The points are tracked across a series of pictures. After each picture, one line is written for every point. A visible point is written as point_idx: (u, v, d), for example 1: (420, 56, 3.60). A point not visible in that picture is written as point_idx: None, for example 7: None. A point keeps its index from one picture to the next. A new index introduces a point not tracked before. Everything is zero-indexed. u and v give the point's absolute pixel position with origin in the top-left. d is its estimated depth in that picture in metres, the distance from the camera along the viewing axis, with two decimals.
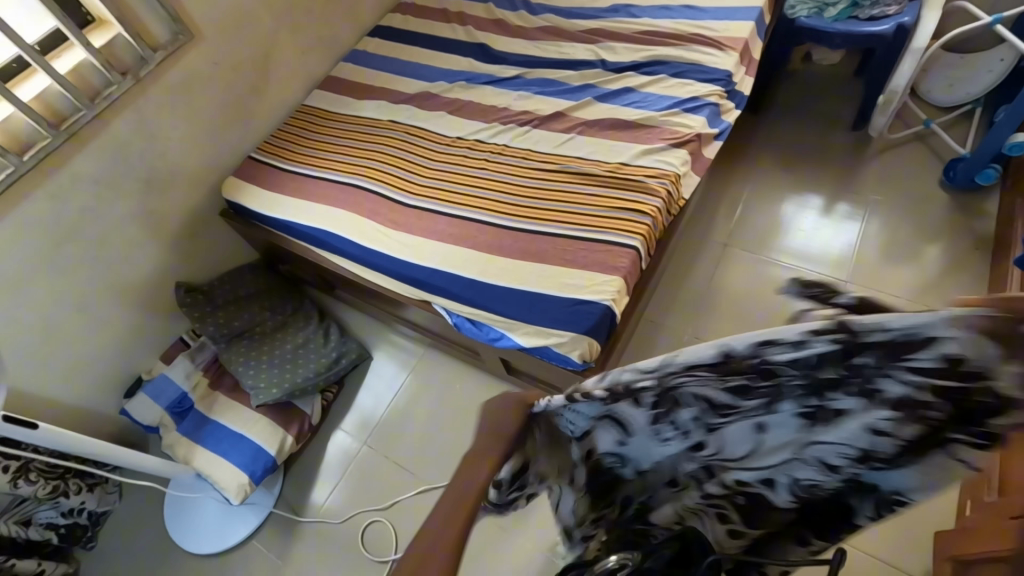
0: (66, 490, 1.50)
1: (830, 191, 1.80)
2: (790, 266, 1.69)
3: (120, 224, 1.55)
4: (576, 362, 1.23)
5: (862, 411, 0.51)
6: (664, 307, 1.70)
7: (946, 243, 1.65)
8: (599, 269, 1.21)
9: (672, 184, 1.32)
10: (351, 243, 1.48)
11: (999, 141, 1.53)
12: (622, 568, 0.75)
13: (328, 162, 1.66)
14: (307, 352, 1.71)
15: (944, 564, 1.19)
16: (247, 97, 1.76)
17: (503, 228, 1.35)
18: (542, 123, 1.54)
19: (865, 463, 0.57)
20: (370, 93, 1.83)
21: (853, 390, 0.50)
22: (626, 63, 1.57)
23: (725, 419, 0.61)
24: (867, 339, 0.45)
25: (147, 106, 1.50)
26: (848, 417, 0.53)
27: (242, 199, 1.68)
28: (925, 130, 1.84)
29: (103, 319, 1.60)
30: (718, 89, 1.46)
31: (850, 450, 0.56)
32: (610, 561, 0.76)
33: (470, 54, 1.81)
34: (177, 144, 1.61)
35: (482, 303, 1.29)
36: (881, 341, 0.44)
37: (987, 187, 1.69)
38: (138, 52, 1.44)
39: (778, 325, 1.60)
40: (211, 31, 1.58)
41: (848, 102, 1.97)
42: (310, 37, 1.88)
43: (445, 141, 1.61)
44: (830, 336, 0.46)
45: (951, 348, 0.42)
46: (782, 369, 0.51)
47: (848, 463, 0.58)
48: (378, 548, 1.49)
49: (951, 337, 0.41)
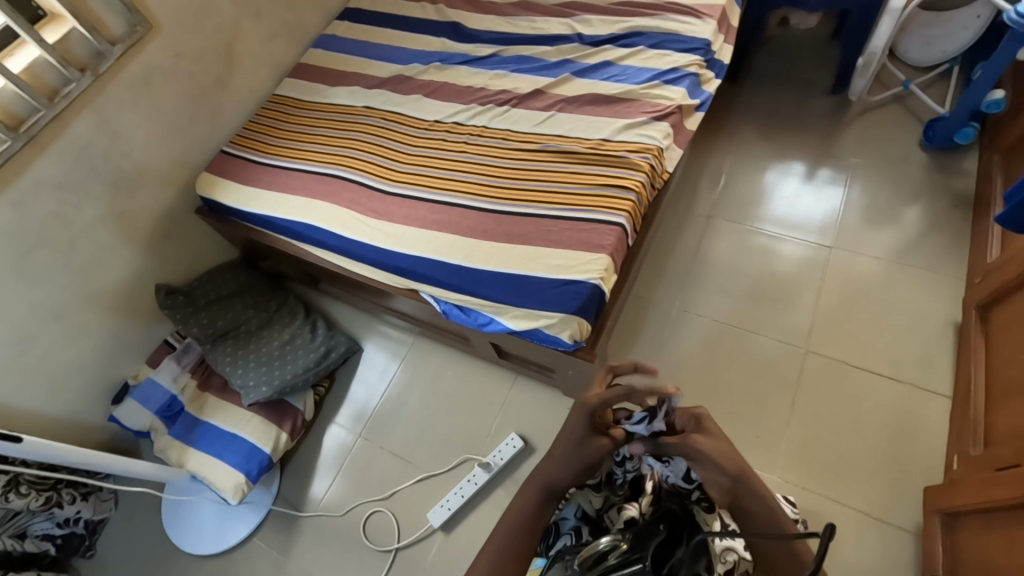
0: (60, 501, 1.46)
1: (813, 157, 1.80)
2: (774, 234, 1.69)
3: (91, 228, 1.51)
4: (567, 343, 1.23)
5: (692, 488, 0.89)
6: (659, 284, 1.69)
7: (926, 204, 1.66)
8: (585, 248, 1.20)
9: (655, 158, 1.30)
10: (332, 235, 1.45)
11: (977, 98, 1.54)
12: (616, 549, 0.76)
13: (304, 153, 1.62)
14: (295, 347, 1.69)
15: (934, 518, 1.21)
16: (215, 90, 1.70)
17: (485, 212, 1.33)
18: (520, 102, 1.51)
19: (702, 504, 0.90)
20: (342, 79, 1.78)
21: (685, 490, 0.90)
22: (602, 36, 1.54)
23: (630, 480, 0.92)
24: (690, 475, 0.87)
25: (108, 104, 1.45)
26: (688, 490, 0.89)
27: (217, 195, 1.64)
28: (904, 91, 1.84)
29: (83, 325, 1.56)
30: (697, 59, 1.43)
31: (695, 498, 0.91)
32: (602, 542, 0.77)
33: (442, 34, 1.76)
34: (144, 142, 1.56)
35: (468, 288, 1.28)
36: (680, 467, 0.86)
37: (965, 145, 1.70)
38: (95, 46, 1.39)
39: (764, 293, 1.61)
40: (170, 22, 1.52)
41: (827, 66, 1.95)
42: (275, 24, 1.81)
43: (422, 125, 1.57)
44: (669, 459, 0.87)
45: (683, 472, 0.87)
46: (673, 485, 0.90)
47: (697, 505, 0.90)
48: (380, 538, 1.50)
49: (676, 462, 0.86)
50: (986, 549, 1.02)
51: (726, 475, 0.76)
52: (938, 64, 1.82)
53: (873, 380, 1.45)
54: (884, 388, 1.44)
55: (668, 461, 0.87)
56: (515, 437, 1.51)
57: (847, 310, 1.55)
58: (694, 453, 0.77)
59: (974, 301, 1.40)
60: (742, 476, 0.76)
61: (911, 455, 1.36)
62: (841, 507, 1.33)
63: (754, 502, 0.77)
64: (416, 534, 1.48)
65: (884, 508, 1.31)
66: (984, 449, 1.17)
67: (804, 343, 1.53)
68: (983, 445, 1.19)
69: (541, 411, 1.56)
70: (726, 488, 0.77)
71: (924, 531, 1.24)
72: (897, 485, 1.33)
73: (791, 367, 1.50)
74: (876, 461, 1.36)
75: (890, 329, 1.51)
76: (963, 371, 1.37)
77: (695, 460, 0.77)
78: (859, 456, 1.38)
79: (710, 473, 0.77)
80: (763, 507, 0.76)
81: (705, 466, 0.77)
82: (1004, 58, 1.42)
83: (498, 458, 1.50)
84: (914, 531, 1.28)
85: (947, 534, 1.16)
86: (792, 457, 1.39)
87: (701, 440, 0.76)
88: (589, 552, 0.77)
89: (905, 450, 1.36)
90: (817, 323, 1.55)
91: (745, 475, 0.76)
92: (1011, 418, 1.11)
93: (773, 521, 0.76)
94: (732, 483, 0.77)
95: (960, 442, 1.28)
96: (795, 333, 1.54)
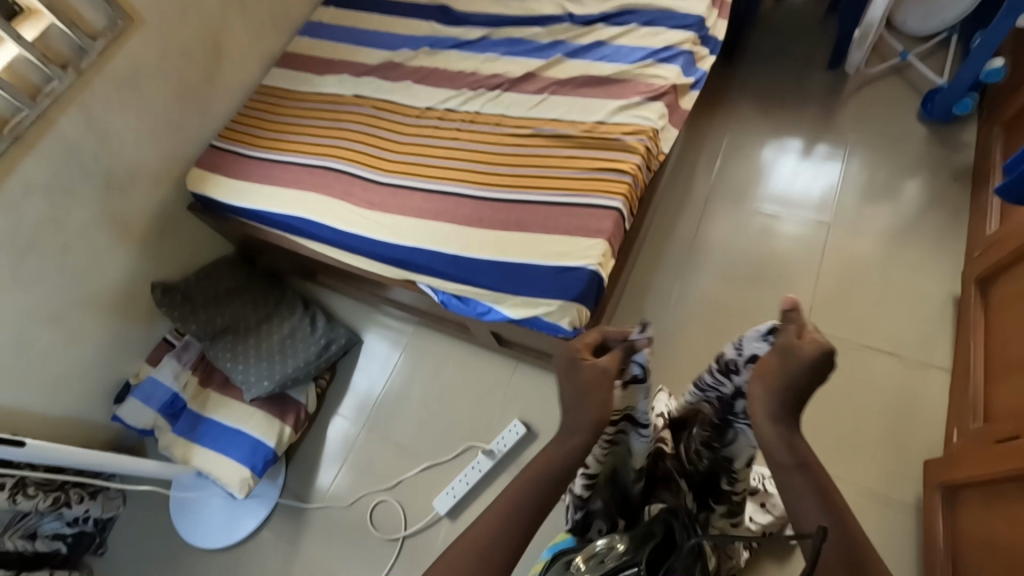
0: (68, 500, 1.47)
1: (810, 133, 1.77)
2: (772, 213, 1.68)
3: (84, 227, 1.49)
4: (567, 329, 1.22)
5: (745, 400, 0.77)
6: (658, 269, 1.68)
7: (925, 176, 1.65)
8: (582, 234, 1.19)
9: (650, 140, 1.29)
10: (326, 228, 1.43)
11: (976, 69, 1.52)
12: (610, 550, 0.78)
13: (295, 145, 1.59)
14: (295, 341, 1.68)
15: (934, 492, 1.23)
16: (201, 82, 1.67)
17: (481, 200, 1.32)
18: (513, 86, 1.48)
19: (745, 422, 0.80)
20: (331, 67, 1.74)
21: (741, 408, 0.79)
22: (595, 15, 1.51)
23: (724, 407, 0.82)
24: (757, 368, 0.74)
25: (93, 101, 1.42)
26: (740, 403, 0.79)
27: (209, 191, 1.61)
28: (902, 63, 1.81)
29: (82, 327, 1.56)
30: (691, 36, 1.40)
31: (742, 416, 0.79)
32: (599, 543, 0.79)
33: (431, 18, 1.72)
34: (133, 139, 1.54)
35: (466, 278, 1.26)
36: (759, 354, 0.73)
37: (963, 117, 1.68)
38: (75, 41, 1.35)
39: (763, 272, 1.61)
40: (153, 13, 1.48)
41: (825, 39, 1.92)
42: (260, 11, 1.77)
43: (414, 113, 1.55)
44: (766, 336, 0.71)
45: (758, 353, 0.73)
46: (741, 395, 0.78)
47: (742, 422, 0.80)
48: (387, 527, 1.52)
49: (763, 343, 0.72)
50: (987, 524, 1.03)
51: (784, 447, 0.69)
52: (937, 34, 1.79)
53: (873, 357, 1.46)
54: (884, 364, 1.44)
55: (766, 337, 0.71)
56: (518, 423, 1.52)
57: (846, 287, 1.55)
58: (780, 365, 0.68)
59: (973, 275, 1.40)
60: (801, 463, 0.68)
61: (910, 429, 1.37)
62: (843, 484, 1.34)
63: (805, 482, 0.67)
64: (423, 521, 1.50)
65: (887, 484, 1.33)
66: (984, 424, 1.18)
67: None
68: (983, 419, 1.20)
69: (544, 397, 1.57)
70: (780, 469, 0.69)
71: (925, 505, 1.26)
72: (900, 461, 1.35)
73: None
74: (876, 437, 1.38)
75: (891, 305, 1.51)
76: (962, 345, 1.37)
77: (773, 370, 0.69)
78: (859, 433, 1.39)
79: (760, 402, 0.71)
80: (814, 501, 0.66)
81: (762, 409, 0.71)
82: (1005, 26, 1.39)
83: (502, 445, 1.51)
84: (912, 504, 1.30)
85: (947, 508, 1.18)
86: None
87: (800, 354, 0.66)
88: (586, 552, 0.79)
89: (906, 427, 1.37)
90: (817, 301, 1.55)
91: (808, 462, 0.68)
92: (1013, 394, 1.11)
93: (822, 511, 0.65)
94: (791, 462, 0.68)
95: (960, 415, 1.29)
96: None
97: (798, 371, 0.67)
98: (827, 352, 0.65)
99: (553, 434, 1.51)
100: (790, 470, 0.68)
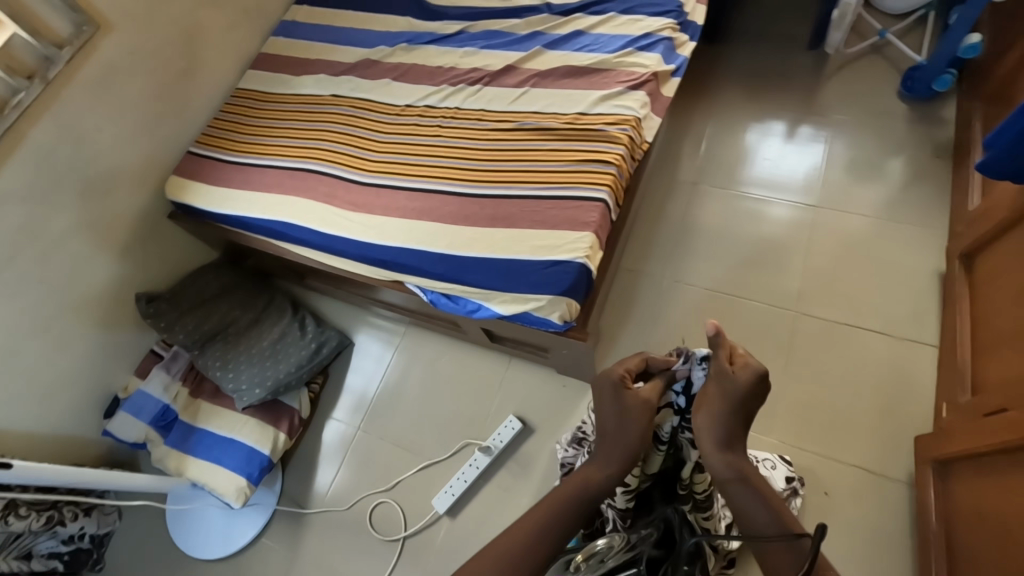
0: (62, 518, 1.45)
1: (794, 115, 1.77)
2: (758, 197, 1.69)
3: (62, 240, 1.46)
4: (558, 323, 1.21)
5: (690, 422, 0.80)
6: (647, 257, 1.68)
7: (907, 154, 1.66)
8: (569, 227, 1.19)
9: (633, 129, 1.28)
10: (311, 231, 1.42)
11: (954, 44, 1.52)
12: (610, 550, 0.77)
13: (275, 148, 1.57)
14: (285, 347, 1.66)
15: (925, 466, 1.25)
16: (175, 87, 1.63)
17: (466, 197, 1.30)
18: (493, 79, 1.46)
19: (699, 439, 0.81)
20: (308, 67, 1.71)
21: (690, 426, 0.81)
22: (573, 5, 1.49)
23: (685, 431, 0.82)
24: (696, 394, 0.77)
25: (64, 110, 1.39)
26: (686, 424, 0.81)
27: (188, 199, 1.59)
28: (881, 41, 1.81)
29: (66, 342, 1.53)
30: (670, 22, 1.40)
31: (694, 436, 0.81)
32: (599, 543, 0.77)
33: (408, 13, 1.69)
34: (108, 148, 1.51)
35: (454, 276, 1.25)
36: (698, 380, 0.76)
37: (944, 93, 1.69)
38: (41, 51, 1.33)
39: (751, 256, 1.62)
40: (121, 19, 1.45)
41: (804, 19, 1.92)
42: (232, 12, 1.73)
43: (394, 111, 1.52)
44: (703, 363, 0.75)
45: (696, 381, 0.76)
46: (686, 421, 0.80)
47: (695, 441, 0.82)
48: (387, 528, 1.51)
49: (698, 369, 0.76)
50: (979, 495, 1.05)
51: (725, 465, 0.72)
52: (914, 11, 1.80)
53: (862, 336, 1.47)
54: (873, 343, 1.46)
55: (700, 361, 0.76)
56: (513, 419, 1.52)
57: (834, 267, 1.56)
58: (717, 388, 0.72)
59: (957, 250, 1.41)
60: (742, 478, 0.72)
61: (902, 405, 1.39)
62: (837, 463, 1.36)
63: (748, 493, 0.71)
64: (423, 521, 1.50)
65: (880, 460, 1.35)
66: (972, 396, 1.19)
67: (793, 303, 1.54)
68: (971, 392, 1.21)
69: (538, 391, 1.57)
70: (723, 484, 0.73)
71: (917, 479, 1.27)
72: (892, 437, 1.36)
73: (784, 329, 1.51)
74: (867, 414, 1.39)
75: (878, 283, 1.52)
76: (949, 320, 1.38)
77: (712, 396, 0.73)
78: (851, 410, 1.40)
79: (704, 431, 0.73)
80: (762, 510, 0.71)
81: (705, 434, 0.73)
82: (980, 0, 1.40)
83: (498, 441, 1.51)
84: (906, 479, 1.32)
85: (939, 481, 1.20)
86: (786, 419, 1.42)
87: (730, 378, 0.71)
88: (584, 552, 0.78)
89: (897, 403, 1.39)
90: (805, 283, 1.56)
91: (749, 476, 0.72)
92: (1000, 366, 1.13)
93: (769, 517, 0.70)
94: (729, 478, 0.72)
95: (949, 389, 1.30)
96: (784, 296, 1.55)
97: (734, 391, 0.71)
98: (758, 375, 0.71)
99: (550, 428, 1.51)
100: (732, 484, 0.72)
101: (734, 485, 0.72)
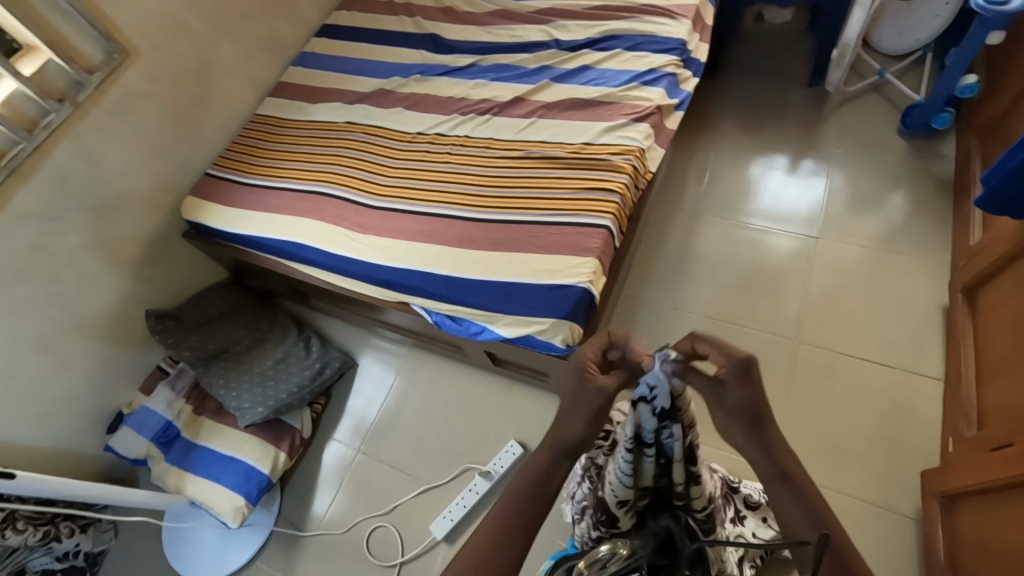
0: (58, 534, 1.44)
1: (794, 149, 1.81)
2: (761, 228, 1.71)
3: (77, 256, 1.50)
4: (560, 347, 1.22)
5: (677, 427, 0.77)
6: (650, 285, 1.69)
7: (908, 189, 1.68)
8: (573, 252, 1.21)
9: (637, 159, 1.31)
10: (319, 252, 1.45)
11: (950, 84, 1.56)
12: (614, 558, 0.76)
13: (288, 172, 1.62)
14: (289, 366, 1.68)
15: (932, 501, 1.22)
16: (195, 113, 1.70)
17: (472, 221, 1.34)
18: (501, 110, 1.52)
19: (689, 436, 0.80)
20: (324, 96, 1.78)
21: (676, 422, 0.77)
22: (580, 41, 1.55)
23: (670, 430, 0.78)
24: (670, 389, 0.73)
25: (88, 132, 1.45)
26: (668, 426, 0.77)
27: (203, 218, 1.63)
28: (880, 80, 1.87)
29: (73, 355, 1.55)
30: (674, 59, 1.45)
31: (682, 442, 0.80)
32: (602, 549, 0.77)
33: (421, 46, 1.77)
34: (127, 169, 1.57)
35: (458, 298, 1.27)
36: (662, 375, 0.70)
37: (943, 130, 1.73)
38: (72, 76, 1.39)
39: (755, 285, 1.62)
40: (147, 48, 1.53)
41: (805, 58, 1.98)
42: (253, 43, 1.82)
43: (405, 138, 1.58)
44: (666, 356, 0.69)
45: (663, 371, 0.70)
46: (666, 421, 0.77)
47: (687, 443, 0.81)
48: (383, 552, 1.49)
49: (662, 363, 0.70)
50: (986, 530, 1.02)
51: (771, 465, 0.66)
52: (912, 52, 1.85)
53: (866, 367, 1.46)
54: (878, 375, 1.45)
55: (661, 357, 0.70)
56: (514, 444, 1.52)
57: (837, 298, 1.57)
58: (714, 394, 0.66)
59: (960, 283, 1.42)
60: (785, 479, 0.66)
61: (910, 439, 1.37)
62: (843, 496, 1.33)
63: (793, 499, 0.65)
64: (420, 546, 1.47)
65: (884, 494, 1.32)
66: (977, 430, 1.18)
67: (797, 333, 1.54)
68: (977, 426, 1.20)
69: (540, 417, 1.56)
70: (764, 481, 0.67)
71: (925, 514, 1.25)
72: (896, 469, 1.34)
73: (785, 358, 1.51)
74: (876, 448, 1.37)
75: (882, 315, 1.52)
76: (953, 354, 1.38)
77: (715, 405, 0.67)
78: (857, 442, 1.38)
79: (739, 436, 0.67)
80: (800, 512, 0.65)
81: (742, 444, 0.67)
82: (974, 44, 1.44)
83: (499, 466, 1.50)
84: (913, 514, 1.29)
85: (945, 516, 1.17)
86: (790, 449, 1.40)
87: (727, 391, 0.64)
88: (588, 558, 0.77)
89: (901, 434, 1.37)
90: (807, 313, 1.56)
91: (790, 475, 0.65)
92: (1004, 399, 1.12)
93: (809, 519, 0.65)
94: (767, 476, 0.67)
95: (954, 424, 1.29)
96: (785, 326, 1.55)
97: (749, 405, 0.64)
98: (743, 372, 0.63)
99: None
100: (774, 482, 0.66)
101: (774, 484, 0.66)
